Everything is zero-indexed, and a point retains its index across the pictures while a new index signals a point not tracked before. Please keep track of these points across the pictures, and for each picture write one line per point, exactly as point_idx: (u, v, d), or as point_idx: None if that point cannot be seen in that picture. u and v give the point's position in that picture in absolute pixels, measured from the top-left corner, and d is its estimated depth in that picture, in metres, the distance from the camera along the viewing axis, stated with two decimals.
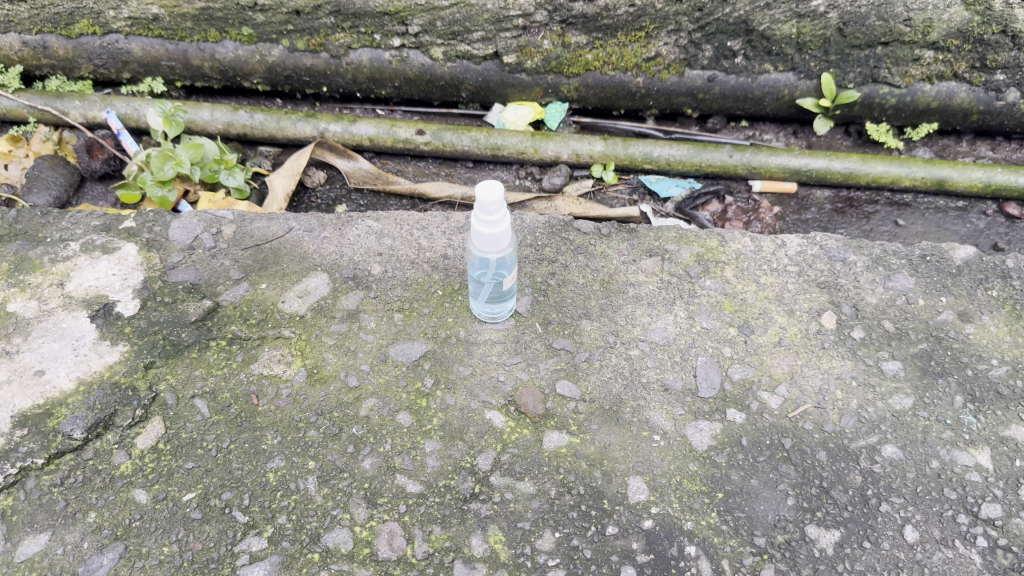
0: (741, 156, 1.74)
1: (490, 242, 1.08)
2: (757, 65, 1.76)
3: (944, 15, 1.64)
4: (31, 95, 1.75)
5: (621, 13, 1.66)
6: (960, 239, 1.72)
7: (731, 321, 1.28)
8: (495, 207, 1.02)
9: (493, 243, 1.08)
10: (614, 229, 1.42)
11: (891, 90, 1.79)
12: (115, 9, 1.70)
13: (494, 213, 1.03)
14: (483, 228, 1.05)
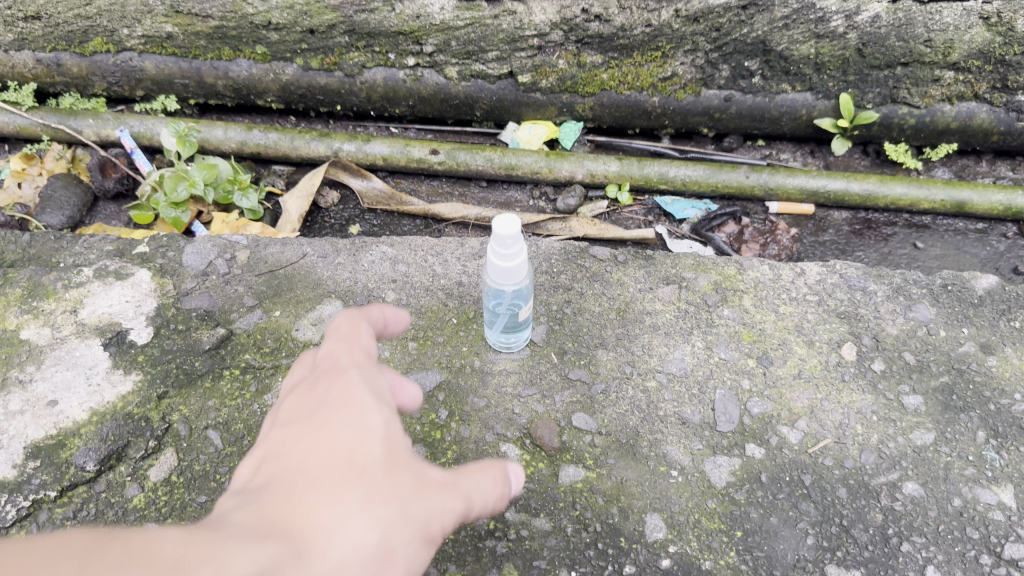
0: (758, 177, 1.72)
1: (505, 275, 1.06)
2: (775, 85, 1.74)
3: (965, 36, 1.62)
4: (45, 113, 1.75)
5: (638, 33, 1.64)
6: (980, 262, 1.70)
7: (750, 352, 1.27)
8: (511, 240, 0.99)
9: (508, 276, 1.06)
10: (630, 255, 1.41)
11: (910, 110, 1.77)
12: (129, 28, 1.69)
13: (510, 247, 1.00)
14: (498, 262, 1.03)
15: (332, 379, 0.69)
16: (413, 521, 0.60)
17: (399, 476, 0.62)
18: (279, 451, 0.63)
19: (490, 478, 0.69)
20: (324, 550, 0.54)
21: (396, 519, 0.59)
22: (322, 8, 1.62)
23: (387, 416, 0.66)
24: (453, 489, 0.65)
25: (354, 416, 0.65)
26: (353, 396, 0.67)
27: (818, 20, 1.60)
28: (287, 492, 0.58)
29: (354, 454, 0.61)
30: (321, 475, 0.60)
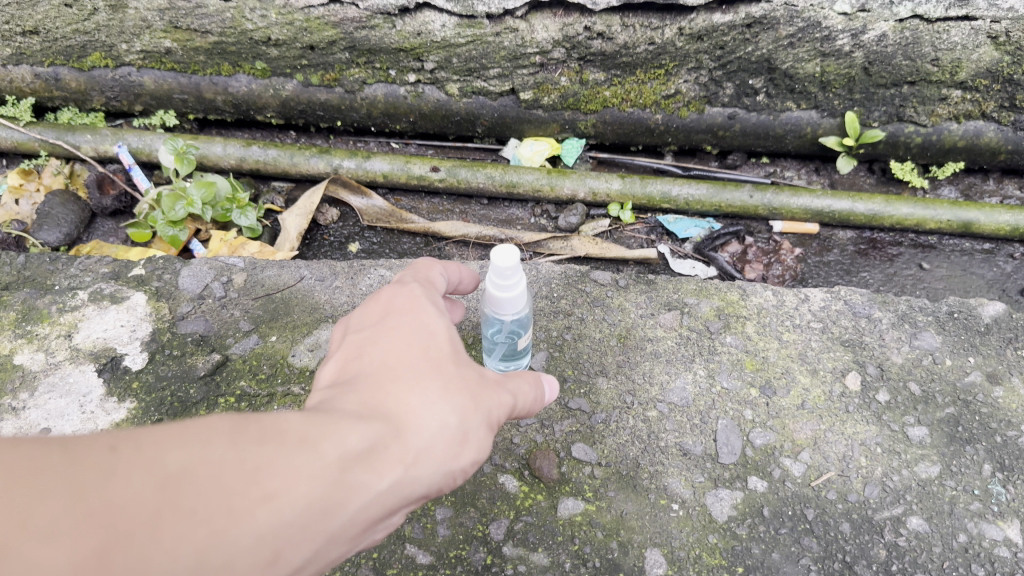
0: (762, 196, 1.70)
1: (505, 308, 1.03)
2: (780, 103, 1.72)
3: (973, 55, 1.60)
4: (43, 129, 1.73)
5: (641, 50, 1.63)
6: (986, 284, 1.68)
7: (753, 381, 1.25)
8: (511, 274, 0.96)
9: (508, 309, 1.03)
10: (632, 280, 1.39)
11: (916, 128, 1.75)
12: (127, 43, 1.68)
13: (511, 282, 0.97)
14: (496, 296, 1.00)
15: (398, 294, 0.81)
16: (479, 406, 0.73)
17: (463, 372, 0.75)
18: (363, 349, 0.75)
19: (529, 377, 0.83)
20: (412, 432, 0.68)
21: (467, 404, 0.72)
22: (322, 24, 1.61)
23: (446, 322, 0.78)
24: (506, 382, 0.78)
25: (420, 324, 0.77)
26: (418, 305, 0.79)
27: (824, 38, 1.58)
28: (377, 382, 0.71)
29: (427, 349, 0.74)
30: (403, 367, 0.72)
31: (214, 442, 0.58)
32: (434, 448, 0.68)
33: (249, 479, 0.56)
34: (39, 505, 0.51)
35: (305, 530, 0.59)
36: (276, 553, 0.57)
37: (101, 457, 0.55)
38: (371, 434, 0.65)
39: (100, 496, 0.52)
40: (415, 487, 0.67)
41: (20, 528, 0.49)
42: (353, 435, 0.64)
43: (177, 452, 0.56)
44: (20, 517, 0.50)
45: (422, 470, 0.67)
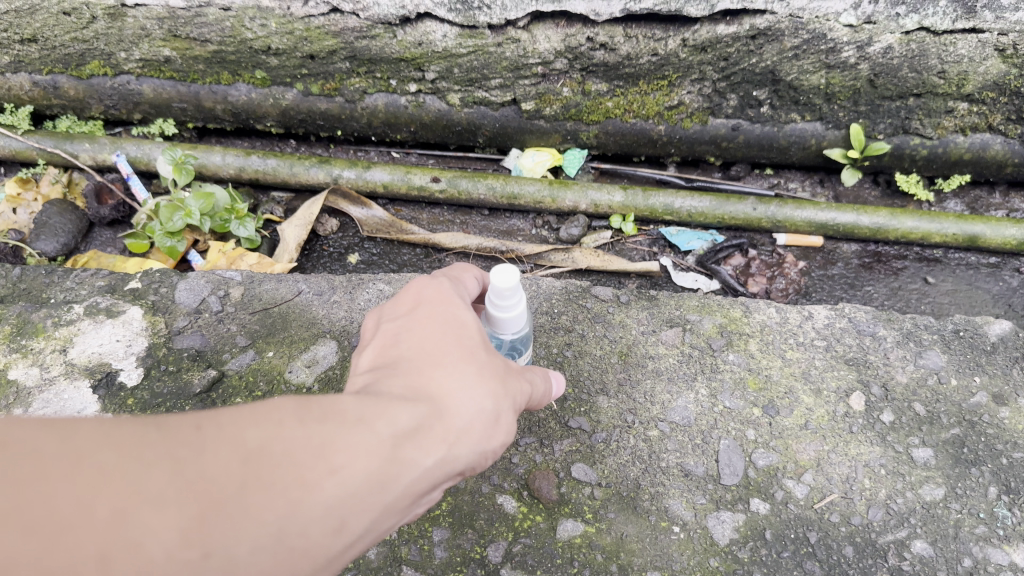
0: (766, 209, 1.67)
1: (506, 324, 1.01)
2: (784, 115, 1.70)
3: (980, 67, 1.58)
4: (41, 137, 1.72)
5: (643, 62, 1.62)
6: (992, 298, 1.66)
7: (756, 400, 1.23)
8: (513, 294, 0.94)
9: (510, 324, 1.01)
10: (633, 296, 1.37)
11: (922, 141, 1.73)
12: (126, 51, 1.67)
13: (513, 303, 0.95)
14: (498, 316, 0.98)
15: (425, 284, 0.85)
16: (509, 392, 0.77)
17: (494, 358, 0.78)
18: (401, 335, 0.79)
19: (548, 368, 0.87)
20: (454, 413, 0.71)
21: (501, 387, 0.76)
22: (322, 34, 1.59)
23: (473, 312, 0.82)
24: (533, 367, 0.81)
25: (451, 313, 0.80)
26: (446, 296, 0.83)
27: (829, 50, 1.57)
28: (417, 367, 0.74)
29: (463, 337, 0.78)
30: (440, 353, 0.76)
31: (283, 421, 0.62)
32: (473, 430, 0.71)
33: (317, 454, 0.61)
34: (136, 478, 0.56)
35: (368, 503, 0.62)
36: (343, 523, 0.61)
37: (187, 435, 0.60)
38: (419, 414, 0.69)
39: (191, 470, 0.57)
40: (457, 465, 0.70)
41: (126, 500, 0.54)
42: (401, 415, 0.67)
43: (252, 430, 0.61)
44: (126, 489, 0.55)
45: (465, 448, 0.70)
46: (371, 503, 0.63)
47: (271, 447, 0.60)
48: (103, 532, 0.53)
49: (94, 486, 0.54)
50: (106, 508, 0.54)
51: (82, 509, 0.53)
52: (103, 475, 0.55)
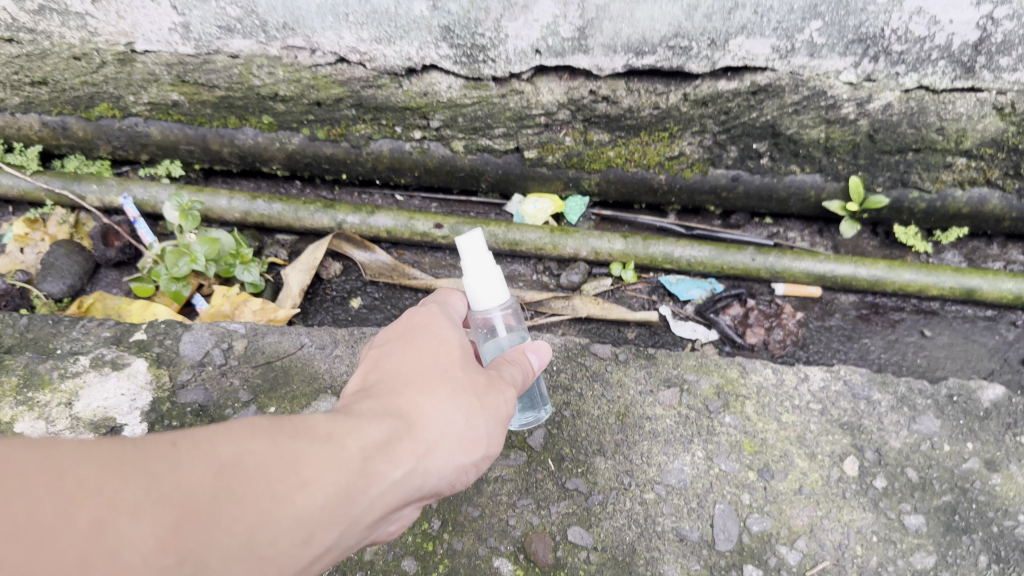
0: (764, 260, 1.70)
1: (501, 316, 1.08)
2: (784, 167, 1.73)
3: (978, 125, 1.61)
4: (49, 177, 1.75)
5: (645, 114, 1.65)
6: (989, 352, 1.68)
7: (751, 464, 1.24)
8: (486, 261, 0.99)
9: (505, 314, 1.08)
10: (631, 354, 1.38)
11: (920, 194, 1.75)
12: (135, 95, 1.69)
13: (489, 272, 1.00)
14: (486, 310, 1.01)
15: (417, 314, 0.94)
16: (484, 406, 0.83)
17: (472, 374, 0.85)
18: (385, 360, 0.87)
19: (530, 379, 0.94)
20: (423, 428, 0.77)
21: (473, 401, 0.82)
22: (329, 83, 1.64)
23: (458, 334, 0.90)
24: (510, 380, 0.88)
25: (434, 337, 0.88)
26: (434, 322, 0.92)
27: (828, 106, 1.60)
28: (396, 388, 0.82)
29: (439, 358, 0.85)
30: (418, 374, 0.83)
31: (254, 437, 0.67)
32: (444, 444, 0.78)
33: (288, 469, 0.66)
34: (115, 491, 0.60)
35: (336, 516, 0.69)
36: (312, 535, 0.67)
37: (163, 450, 0.64)
38: (388, 428, 0.75)
39: (166, 484, 0.62)
40: (429, 477, 0.76)
41: (106, 511, 0.59)
42: (373, 431, 0.74)
43: (226, 441, 0.66)
44: (105, 502, 0.59)
45: (434, 459, 0.77)
46: (341, 514, 0.69)
47: (246, 462, 0.65)
48: (82, 540, 0.57)
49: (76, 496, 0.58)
50: (86, 518, 0.58)
51: (62, 518, 0.57)
52: (82, 486, 0.59)
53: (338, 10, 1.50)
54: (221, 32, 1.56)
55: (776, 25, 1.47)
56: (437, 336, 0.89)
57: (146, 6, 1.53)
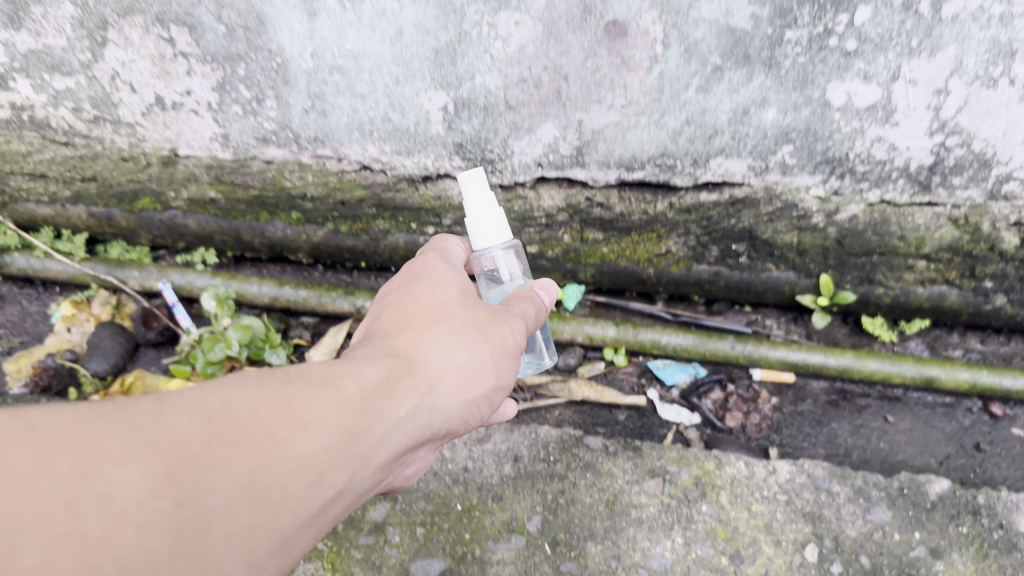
0: (743, 347, 1.87)
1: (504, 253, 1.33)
2: (760, 265, 1.92)
3: (935, 234, 1.79)
4: (95, 263, 1.93)
5: (636, 219, 1.87)
6: (945, 437, 1.83)
7: (724, 549, 1.41)
8: (488, 200, 1.23)
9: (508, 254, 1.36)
10: (620, 446, 1.55)
11: (885, 290, 1.93)
12: (176, 192, 1.88)
13: (492, 208, 1.24)
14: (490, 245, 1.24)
15: (428, 267, 1.17)
16: (483, 339, 1.04)
17: (474, 316, 1.07)
18: (394, 315, 1.09)
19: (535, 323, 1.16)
20: (422, 370, 0.98)
21: (472, 335, 1.04)
22: (354, 185, 1.84)
23: (457, 286, 1.12)
24: (513, 316, 1.10)
25: (434, 293, 1.11)
26: (439, 275, 1.15)
27: (800, 216, 1.80)
28: (402, 334, 1.03)
29: (440, 306, 1.08)
30: (419, 327, 1.04)
31: (240, 387, 0.84)
32: (443, 378, 0.99)
33: (283, 413, 0.83)
34: (104, 442, 0.74)
35: (340, 449, 0.85)
36: (317, 469, 0.83)
37: (150, 405, 0.79)
38: (383, 372, 0.95)
39: (154, 431, 0.77)
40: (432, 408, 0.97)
41: (98, 458, 0.73)
42: (368, 375, 0.93)
43: (213, 394, 0.82)
44: (94, 451, 0.73)
45: (436, 388, 0.98)
46: (353, 440, 0.87)
47: (235, 413, 0.81)
48: (75, 484, 0.71)
49: (67, 451, 0.73)
50: (75, 465, 0.72)
51: (50, 468, 0.71)
52: (81, 444, 0.74)
53: (364, 127, 1.71)
54: (257, 141, 1.76)
55: (751, 148, 1.68)
56: (434, 290, 1.11)
57: (191, 118, 1.73)
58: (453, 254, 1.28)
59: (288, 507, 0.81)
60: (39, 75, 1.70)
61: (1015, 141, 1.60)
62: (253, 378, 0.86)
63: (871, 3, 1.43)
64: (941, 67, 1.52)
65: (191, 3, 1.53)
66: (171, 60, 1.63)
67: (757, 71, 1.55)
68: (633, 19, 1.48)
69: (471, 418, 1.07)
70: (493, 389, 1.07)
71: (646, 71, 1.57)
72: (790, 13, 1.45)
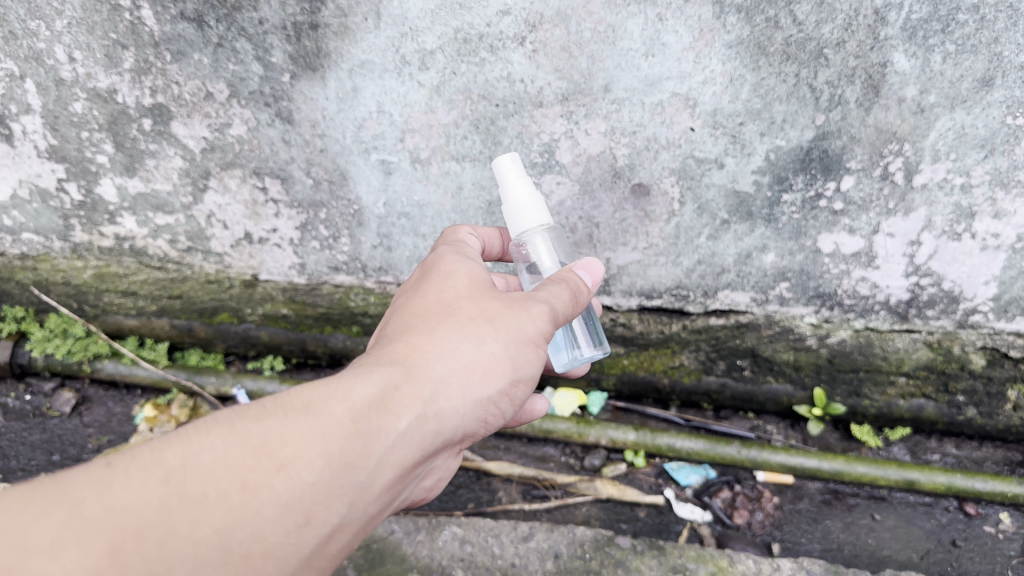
0: (749, 452, 2.12)
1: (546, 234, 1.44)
2: (761, 377, 2.19)
3: (914, 354, 2.06)
4: (176, 369, 2.21)
5: (653, 336, 2.14)
6: (925, 534, 2.08)
7: None
8: (524, 181, 1.36)
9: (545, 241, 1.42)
10: (646, 544, 1.79)
11: (871, 402, 2.20)
12: (252, 308, 2.17)
13: (529, 193, 1.36)
14: (534, 225, 1.36)
15: (442, 262, 1.29)
16: (496, 333, 1.15)
17: (483, 311, 1.17)
18: (405, 318, 1.20)
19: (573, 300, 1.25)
20: (424, 379, 1.09)
21: (480, 332, 1.15)
22: None
23: (464, 281, 1.23)
24: (534, 301, 1.18)
25: (443, 293, 1.21)
26: (452, 270, 1.26)
27: (795, 339, 2.08)
28: (409, 339, 1.14)
29: (448, 306, 1.19)
30: (426, 330, 1.15)
31: (200, 441, 0.97)
32: (445, 381, 1.10)
33: (253, 460, 0.96)
34: (46, 526, 0.88)
35: (330, 482, 0.98)
36: (301, 508, 0.96)
37: (103, 475, 0.93)
38: (379, 388, 1.06)
39: (99, 503, 0.91)
40: (436, 412, 1.09)
41: (36, 545, 0.86)
42: (362, 395, 1.04)
43: (175, 455, 0.95)
44: (32, 539, 0.87)
45: (438, 396, 1.09)
46: (348, 462, 1.00)
47: (203, 468, 0.94)
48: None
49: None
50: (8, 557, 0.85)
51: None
52: (13, 534, 0.87)
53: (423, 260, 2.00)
54: (329, 269, 2.06)
55: (754, 283, 1.97)
56: (445, 287, 1.22)
57: (274, 251, 2.03)
58: (470, 254, 1.36)
59: (275, 546, 0.95)
60: (143, 213, 1.98)
61: (978, 282, 1.89)
62: (222, 427, 0.99)
63: (854, 174, 1.74)
64: (914, 224, 1.81)
65: (286, 161, 1.82)
66: (262, 204, 1.92)
67: (758, 225, 1.85)
68: (654, 183, 1.81)
69: (497, 408, 1.19)
70: (518, 380, 1.18)
71: (665, 222, 1.88)
72: (786, 181, 1.76)
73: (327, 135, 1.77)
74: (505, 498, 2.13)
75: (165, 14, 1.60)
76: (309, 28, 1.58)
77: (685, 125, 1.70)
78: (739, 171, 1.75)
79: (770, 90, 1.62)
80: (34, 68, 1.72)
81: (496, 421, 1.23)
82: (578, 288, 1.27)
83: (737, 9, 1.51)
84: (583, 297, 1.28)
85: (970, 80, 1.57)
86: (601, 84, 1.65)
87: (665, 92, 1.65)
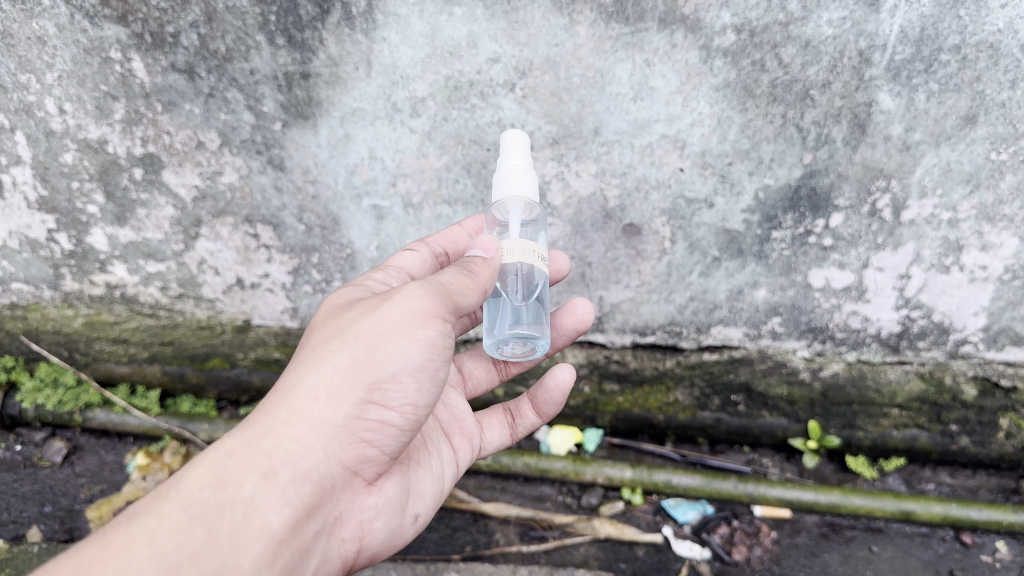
0: (745, 487, 2.11)
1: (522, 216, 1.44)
2: (756, 411, 2.18)
3: (906, 385, 2.06)
4: (168, 418, 2.18)
5: (647, 372, 2.14)
6: (923, 565, 2.07)
7: None
8: (524, 158, 1.39)
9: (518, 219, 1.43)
10: None
11: (865, 433, 2.17)
12: (245, 353, 2.16)
13: (526, 170, 1.38)
14: (500, 199, 1.38)
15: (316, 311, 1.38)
16: (338, 354, 1.19)
17: (327, 340, 1.22)
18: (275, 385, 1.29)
19: (457, 271, 1.26)
20: (260, 441, 1.16)
21: (319, 360, 1.20)
22: None
23: (321, 321, 1.31)
24: (388, 299, 1.21)
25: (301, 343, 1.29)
26: (317, 315, 1.34)
27: (789, 372, 2.08)
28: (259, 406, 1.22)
29: (303, 349, 1.26)
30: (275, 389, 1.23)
31: None
32: (286, 429, 1.16)
33: None
34: None
35: None
36: None
37: None
38: (210, 471, 1.14)
39: None
40: (278, 464, 1.15)
41: None
42: (191, 487, 1.12)
43: None
44: None
45: (274, 449, 1.15)
46: (192, 547, 1.08)
47: None
48: None
49: None
50: None
51: None
52: None
53: None
54: None
55: (746, 319, 1.99)
56: (305, 335, 1.30)
57: (266, 295, 2.02)
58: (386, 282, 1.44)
59: None
60: (135, 261, 1.97)
61: (967, 313, 1.91)
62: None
63: (842, 211, 1.75)
64: (903, 258, 1.82)
65: (278, 209, 1.83)
66: (254, 250, 1.92)
67: (749, 261, 1.86)
68: (646, 223, 1.82)
69: (386, 418, 1.20)
70: (391, 382, 1.18)
71: (657, 260, 1.89)
72: (776, 219, 1.77)
73: (319, 181, 1.77)
74: (503, 540, 2.12)
75: (156, 65, 1.61)
76: (300, 77, 1.61)
77: (675, 166, 1.71)
78: (729, 210, 1.77)
79: (758, 131, 1.64)
80: (24, 120, 1.72)
81: (396, 436, 1.24)
82: (468, 261, 1.30)
83: (724, 53, 1.54)
84: (484, 266, 1.31)
85: (954, 118, 1.60)
86: (591, 127, 1.67)
87: (654, 134, 1.67)
